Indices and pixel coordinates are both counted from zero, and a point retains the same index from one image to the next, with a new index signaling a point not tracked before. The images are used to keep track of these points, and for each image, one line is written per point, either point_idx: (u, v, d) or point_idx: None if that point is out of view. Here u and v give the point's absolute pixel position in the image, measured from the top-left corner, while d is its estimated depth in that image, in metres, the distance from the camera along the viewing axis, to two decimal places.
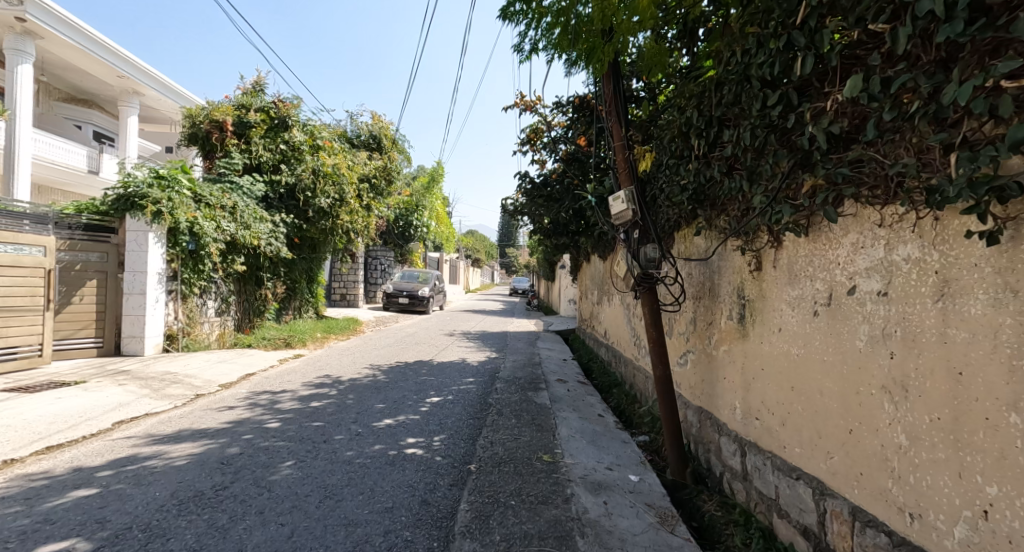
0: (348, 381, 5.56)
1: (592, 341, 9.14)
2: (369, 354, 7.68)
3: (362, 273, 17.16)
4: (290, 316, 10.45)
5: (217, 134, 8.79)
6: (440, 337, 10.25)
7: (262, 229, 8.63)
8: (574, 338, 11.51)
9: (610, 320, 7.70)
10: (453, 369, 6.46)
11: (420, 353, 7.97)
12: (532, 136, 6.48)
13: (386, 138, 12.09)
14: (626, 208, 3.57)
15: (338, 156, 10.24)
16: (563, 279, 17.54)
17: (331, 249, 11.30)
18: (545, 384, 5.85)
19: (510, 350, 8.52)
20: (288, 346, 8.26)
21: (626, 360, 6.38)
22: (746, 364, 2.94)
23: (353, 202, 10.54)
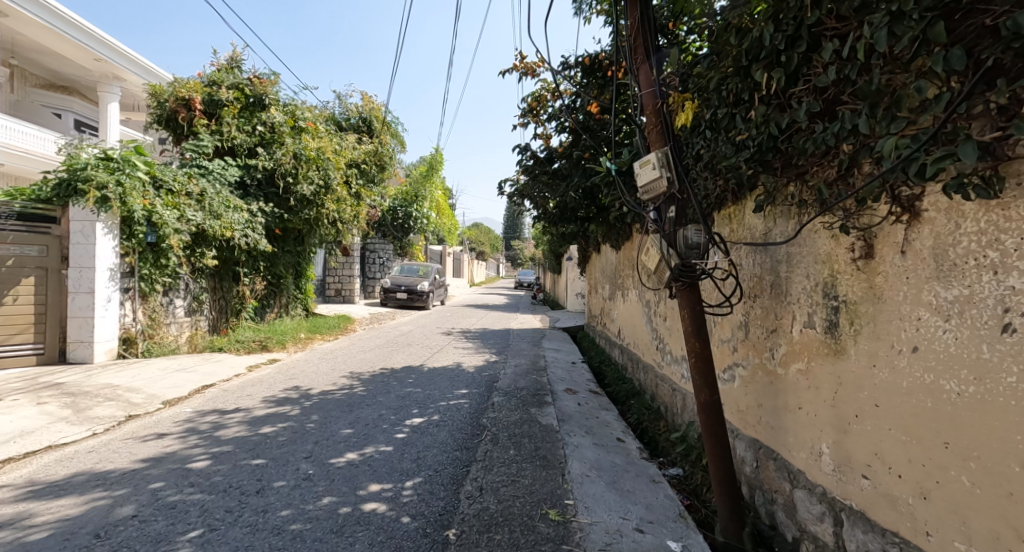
0: (319, 395, 4.70)
1: (604, 341, 8.24)
2: (353, 359, 6.81)
3: (358, 268, 16.34)
4: (274, 314, 9.64)
5: (184, 114, 7.91)
6: (436, 337, 9.42)
7: (236, 220, 7.79)
8: (582, 336, 10.65)
9: (625, 318, 6.80)
10: (445, 378, 5.60)
11: (410, 356, 7.12)
12: (534, 105, 5.55)
13: (377, 120, 11.24)
14: (660, 176, 2.65)
15: (323, 139, 9.41)
16: (570, 273, 16.63)
17: (319, 241, 10.46)
18: (551, 397, 4.97)
19: (512, 353, 7.63)
20: (264, 349, 7.43)
21: (646, 367, 5.48)
22: (837, 393, 2.05)
23: (341, 189, 9.71)
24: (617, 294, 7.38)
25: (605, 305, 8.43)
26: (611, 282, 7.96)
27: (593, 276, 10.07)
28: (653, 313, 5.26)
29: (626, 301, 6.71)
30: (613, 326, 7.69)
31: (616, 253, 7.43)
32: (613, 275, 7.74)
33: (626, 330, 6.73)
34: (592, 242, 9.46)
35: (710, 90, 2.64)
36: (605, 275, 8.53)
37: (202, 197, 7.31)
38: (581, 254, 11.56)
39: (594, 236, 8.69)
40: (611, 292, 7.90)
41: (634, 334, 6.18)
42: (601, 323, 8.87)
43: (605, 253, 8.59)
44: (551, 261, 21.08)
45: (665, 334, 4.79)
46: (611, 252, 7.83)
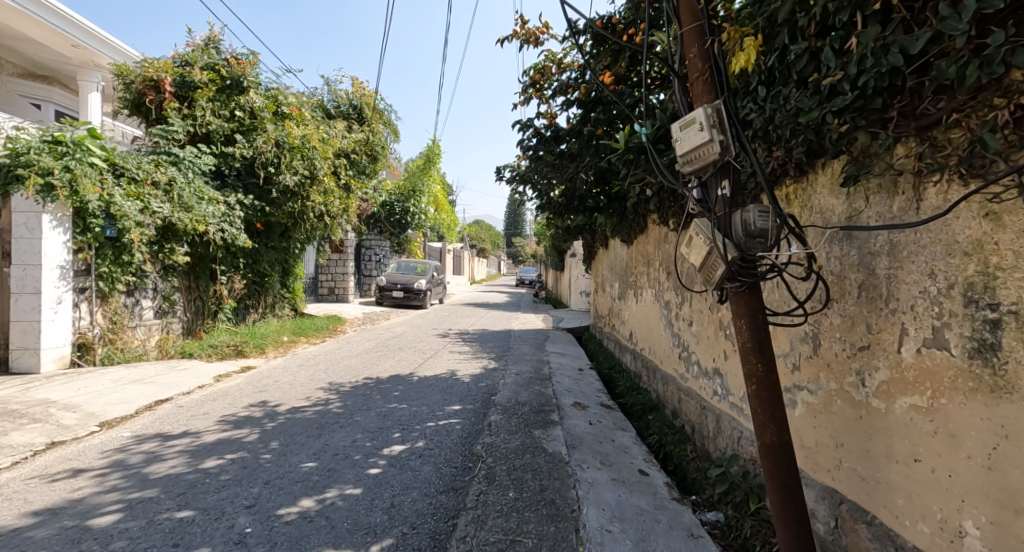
0: (286, 413, 4.02)
1: (613, 344, 7.56)
2: (336, 367, 6.13)
3: (352, 265, 15.67)
4: (255, 316, 8.98)
5: (153, 96, 7.21)
6: (431, 340, 8.75)
7: (210, 213, 7.13)
8: (587, 338, 9.99)
9: (639, 320, 6.11)
10: (436, 390, 4.93)
11: (400, 363, 6.45)
12: (537, 78, 4.86)
13: (368, 108, 10.57)
14: (710, 139, 1.97)
15: (309, 127, 8.78)
16: (574, 270, 15.95)
17: (306, 237, 9.80)
18: (558, 414, 4.30)
19: (513, 358, 6.95)
20: (240, 355, 6.75)
21: (666, 378, 4.79)
22: (993, 452, 1.43)
23: (328, 181, 9.07)
24: (629, 294, 6.68)
25: (614, 304, 7.75)
26: (621, 280, 7.27)
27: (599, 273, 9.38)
28: (675, 316, 4.57)
29: (640, 301, 6.01)
30: (624, 328, 7.00)
31: (628, 248, 6.74)
32: (624, 272, 7.05)
33: (639, 334, 6.05)
34: (599, 236, 8.76)
35: (783, 21, 1.98)
36: (614, 273, 7.83)
37: (171, 186, 6.67)
38: (586, 250, 10.86)
39: (601, 229, 8.00)
40: (622, 290, 7.20)
41: (650, 339, 5.50)
42: (610, 324, 8.17)
43: (614, 248, 7.89)
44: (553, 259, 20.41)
45: (692, 342, 4.10)
46: (622, 247, 7.14)
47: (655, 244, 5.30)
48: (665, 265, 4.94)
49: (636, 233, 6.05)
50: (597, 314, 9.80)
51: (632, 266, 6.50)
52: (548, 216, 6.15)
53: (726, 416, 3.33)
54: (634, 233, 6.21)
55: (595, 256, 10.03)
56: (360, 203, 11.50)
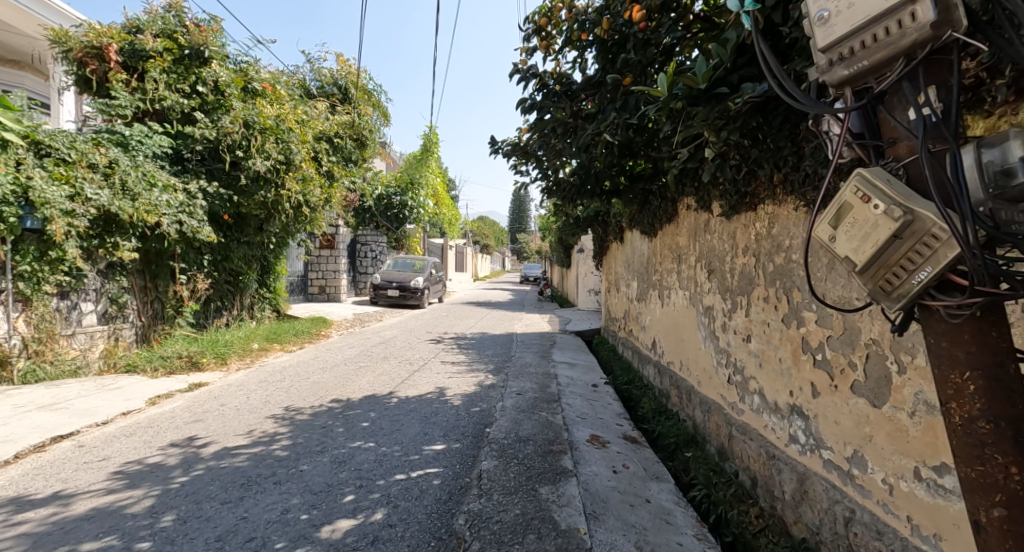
0: (209, 460, 3.02)
1: (633, 353, 6.52)
2: (304, 384, 5.14)
3: (345, 262, 14.73)
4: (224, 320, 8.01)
5: (96, 66, 6.23)
6: (423, 346, 7.77)
7: (162, 201, 6.17)
8: (599, 342, 8.99)
9: (668, 326, 5.07)
10: (418, 420, 3.93)
11: (382, 377, 5.46)
12: (545, 21, 3.77)
13: (355, 87, 9.57)
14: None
15: (283, 105, 7.82)
16: (582, 267, 14.93)
17: (285, 231, 8.83)
18: (571, 457, 3.29)
19: (514, 372, 5.93)
20: (195, 367, 5.79)
21: (709, 405, 3.76)
22: None
23: (308, 167, 8.11)
24: (654, 295, 5.65)
25: (634, 306, 6.71)
26: (642, 278, 6.23)
27: (613, 269, 8.34)
28: (724, 327, 3.53)
29: (669, 305, 4.99)
30: (646, 335, 5.98)
31: (652, 240, 5.69)
32: (646, 268, 6.01)
33: (668, 344, 5.02)
34: (614, 227, 7.71)
35: None
36: (633, 269, 6.79)
37: (112, 169, 5.72)
38: (598, 245, 9.81)
39: (618, 218, 6.95)
40: (644, 290, 6.17)
41: (683, 351, 4.47)
42: (628, 328, 7.14)
43: (632, 240, 6.85)
44: (559, 254, 19.40)
45: (753, 364, 3.07)
46: (644, 239, 6.10)
47: (692, 235, 4.26)
48: (706, 261, 3.91)
49: (666, 221, 5.00)
50: (610, 316, 8.77)
51: (657, 262, 5.47)
52: (556, 205, 5.12)
53: (818, 478, 2.30)
54: (661, 223, 5.16)
55: (608, 250, 8.98)
56: (347, 194, 10.51)
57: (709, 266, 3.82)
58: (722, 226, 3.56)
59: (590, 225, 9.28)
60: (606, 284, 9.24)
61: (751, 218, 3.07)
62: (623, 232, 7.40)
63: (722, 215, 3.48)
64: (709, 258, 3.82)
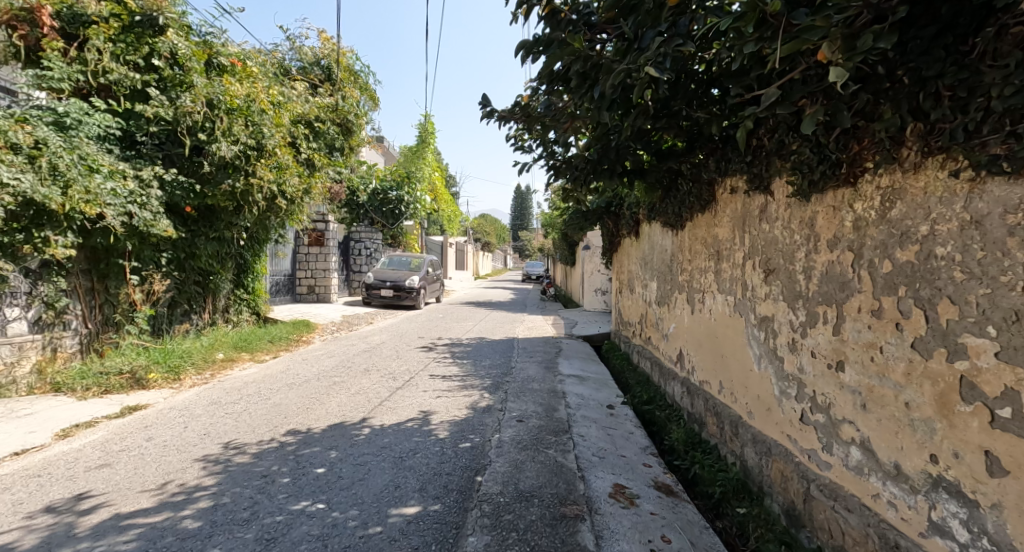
0: (82, 541, 2.15)
1: (654, 366, 5.63)
2: (261, 408, 4.27)
3: (336, 261, 13.96)
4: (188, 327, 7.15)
5: (26, 32, 5.36)
6: (413, 355, 6.91)
7: (105, 189, 5.31)
8: (609, 349, 8.14)
9: (703, 338, 4.19)
10: (391, 464, 3.06)
11: (359, 398, 4.60)
12: None
13: (339, 67, 8.71)
14: None
15: (254, 83, 6.96)
16: (587, 265, 14.08)
17: (259, 226, 7.96)
18: (591, 527, 2.41)
19: (515, 390, 5.06)
20: (140, 385, 4.93)
21: (771, 447, 2.88)
22: None
23: (283, 154, 7.27)
24: (683, 299, 4.75)
25: (655, 310, 5.81)
26: (666, 279, 5.34)
27: (628, 267, 7.43)
28: (795, 346, 2.65)
29: (705, 311, 4.10)
30: (673, 346, 5.08)
31: (681, 233, 4.79)
32: (672, 266, 5.12)
33: (703, 359, 4.15)
34: (630, 220, 6.82)
35: None
36: (654, 267, 5.90)
37: (40, 150, 4.85)
38: (608, 242, 8.92)
39: (637, 208, 6.05)
40: (668, 292, 5.27)
41: (726, 371, 3.60)
42: (648, 335, 6.24)
43: (651, 235, 5.96)
44: (563, 253, 18.54)
45: (851, 402, 2.19)
46: (669, 233, 5.21)
47: (740, 224, 3.36)
48: (763, 258, 3.02)
49: (701, 209, 4.11)
50: (623, 321, 7.88)
51: (687, 260, 4.58)
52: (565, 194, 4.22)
53: None
54: (694, 212, 4.27)
55: (619, 246, 8.12)
56: (332, 186, 9.66)
57: (769, 265, 2.94)
58: (791, 211, 2.68)
59: (601, 219, 8.39)
60: (619, 285, 8.33)
61: (849, 197, 2.19)
62: (641, 224, 6.50)
63: (794, 196, 2.59)
64: (768, 254, 2.93)
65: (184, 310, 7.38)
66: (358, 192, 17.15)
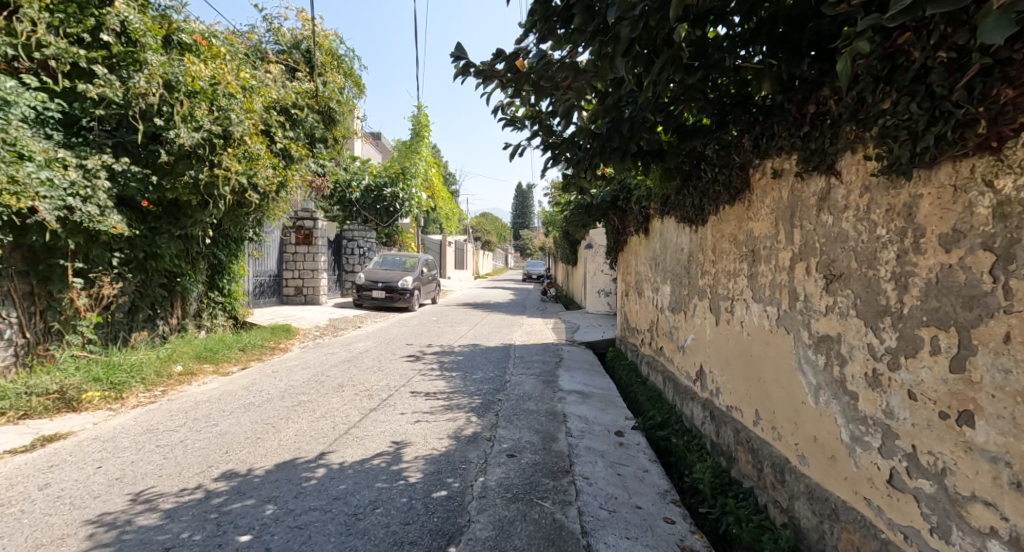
0: None
1: (669, 382, 4.93)
2: (201, 438, 3.57)
3: (324, 261, 13.52)
4: (140, 339, 6.35)
5: None
6: (396, 366, 6.24)
7: (37, 179, 4.62)
8: (615, 358, 7.47)
9: (731, 354, 3.50)
10: (343, 526, 2.39)
11: (323, 424, 3.92)
12: None
13: (319, 50, 8.04)
14: None
15: (221, 64, 6.29)
16: (590, 264, 13.44)
17: (230, 223, 7.28)
18: None
19: (508, 412, 4.37)
20: (73, 406, 4.25)
21: (837, 510, 2.19)
22: None
23: (254, 142, 6.60)
24: (704, 306, 4.05)
25: (669, 317, 5.11)
26: (683, 283, 4.64)
27: (636, 269, 6.72)
28: (880, 380, 1.94)
29: (735, 324, 3.40)
30: (692, 361, 4.38)
31: (702, 229, 4.09)
32: (690, 268, 4.41)
33: (732, 380, 3.47)
34: (639, 215, 6.11)
35: None
36: (667, 270, 5.19)
37: None
38: (614, 242, 8.22)
39: (648, 201, 5.35)
40: (685, 298, 4.57)
41: (766, 399, 2.92)
42: (659, 345, 5.54)
43: (665, 233, 5.24)
44: (565, 252, 17.87)
45: (995, 475, 1.48)
46: (686, 229, 4.51)
47: (788, 217, 2.66)
48: (822, 261, 2.33)
49: (730, 200, 3.40)
50: (631, 327, 7.17)
51: (710, 261, 3.88)
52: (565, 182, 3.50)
53: None
54: (720, 203, 3.57)
55: (625, 245, 7.45)
56: (314, 180, 8.99)
57: (833, 268, 2.23)
58: (873, 197, 1.98)
59: (605, 215, 7.72)
60: (625, 288, 7.61)
61: (986, 170, 1.50)
62: (652, 220, 5.78)
63: (881, 175, 1.88)
64: (832, 254, 2.23)
65: (144, 316, 6.70)
66: (352, 189, 16.92)
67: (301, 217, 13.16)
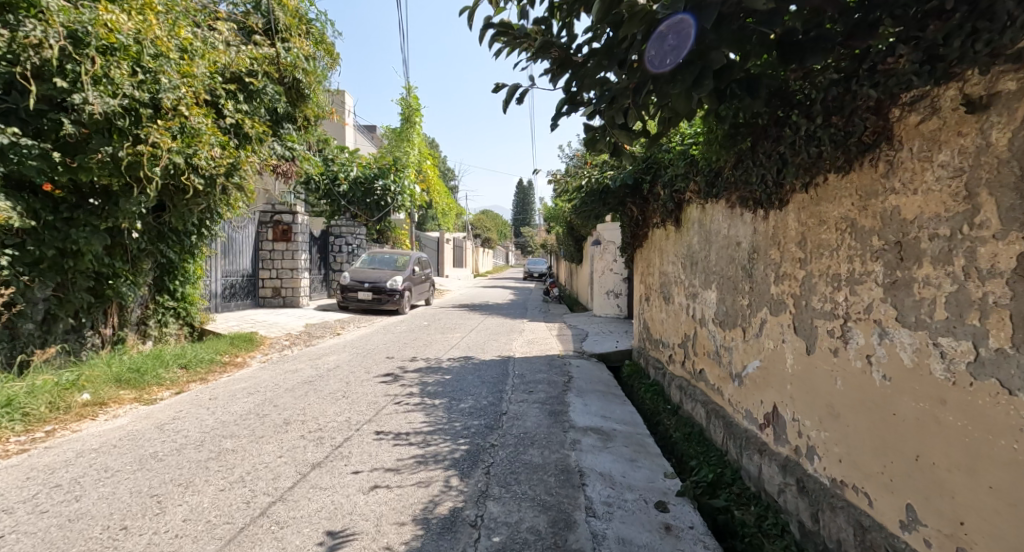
0: None
1: (717, 420, 3.76)
2: (39, 528, 2.38)
3: (304, 258, 12.45)
4: (47, 357, 5.13)
5: None
6: (367, 391, 5.05)
7: None
8: (635, 376, 6.32)
9: (839, 402, 2.31)
10: None
11: (237, 496, 2.75)
12: None
13: (282, 9, 6.81)
14: None
15: (149, 16, 5.09)
16: (597, 263, 12.37)
17: (170, 215, 6.09)
18: None
19: (503, 470, 3.19)
20: None
21: None
22: None
23: (193, 114, 5.42)
24: (782, 324, 2.86)
25: (716, 333, 3.93)
26: (740, 289, 3.45)
27: (666, 269, 5.51)
28: None
29: (851, 357, 2.21)
30: (757, 397, 3.19)
31: (778, 216, 2.90)
32: (755, 269, 3.21)
33: (841, 441, 2.29)
34: (668, 202, 4.91)
35: None
36: (714, 270, 4.00)
37: None
38: (632, 237, 7.02)
39: (687, 182, 4.16)
40: (745, 310, 3.38)
41: (938, 493, 1.73)
42: (701, 368, 4.36)
43: (711, 222, 4.05)
44: (569, 249, 16.70)
45: None
46: (747, 217, 3.32)
47: (1009, 180, 1.48)
48: None
49: (847, 165, 2.20)
50: (656, 339, 5.98)
51: (797, 260, 2.70)
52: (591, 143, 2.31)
53: None
54: (824, 174, 2.39)
55: (647, 240, 6.29)
56: (281, 165, 7.80)
57: None
58: None
59: (622, 205, 6.55)
60: (648, 292, 6.41)
61: None
62: (688, 207, 4.58)
63: None
64: None
65: (60, 327, 5.50)
66: (339, 181, 15.81)
67: (279, 211, 12.12)
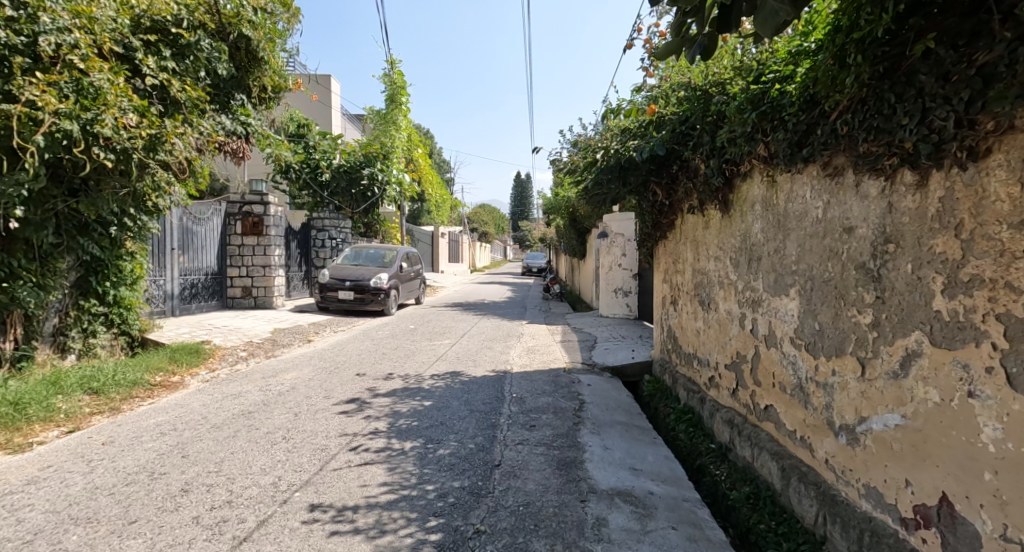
0: None
1: (804, 488, 2.59)
2: None
3: (276, 254, 11.28)
4: None
5: None
6: (319, 429, 3.88)
7: None
8: (662, 400, 5.16)
9: None
10: None
11: None
12: None
13: None
14: None
15: None
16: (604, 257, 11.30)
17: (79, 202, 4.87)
18: None
19: None
20: None
21: None
22: None
23: (93, 68, 4.19)
24: (966, 366, 1.68)
25: (801, 360, 2.76)
26: (853, 300, 2.28)
27: (707, 267, 4.34)
28: None
29: None
30: (897, 472, 2.01)
31: (959, 180, 1.72)
32: (892, 269, 2.04)
33: None
34: (715, 179, 3.72)
35: None
36: (796, 269, 2.83)
37: None
38: (655, 227, 5.84)
39: (754, 146, 2.98)
40: (866, 333, 2.21)
41: None
42: (767, 404, 3.20)
43: (791, 202, 2.87)
44: (570, 243, 15.56)
45: None
46: (871, 190, 2.15)
47: None
48: None
49: None
50: (690, 355, 4.81)
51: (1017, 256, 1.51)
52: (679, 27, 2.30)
53: None
54: None
55: (678, 230, 5.14)
56: (232, 144, 6.56)
57: None
58: None
59: (645, 188, 5.40)
60: (677, 294, 5.23)
61: None
62: (752, 184, 3.39)
63: None
64: None
65: None
66: (321, 170, 14.98)
67: (249, 201, 10.97)
